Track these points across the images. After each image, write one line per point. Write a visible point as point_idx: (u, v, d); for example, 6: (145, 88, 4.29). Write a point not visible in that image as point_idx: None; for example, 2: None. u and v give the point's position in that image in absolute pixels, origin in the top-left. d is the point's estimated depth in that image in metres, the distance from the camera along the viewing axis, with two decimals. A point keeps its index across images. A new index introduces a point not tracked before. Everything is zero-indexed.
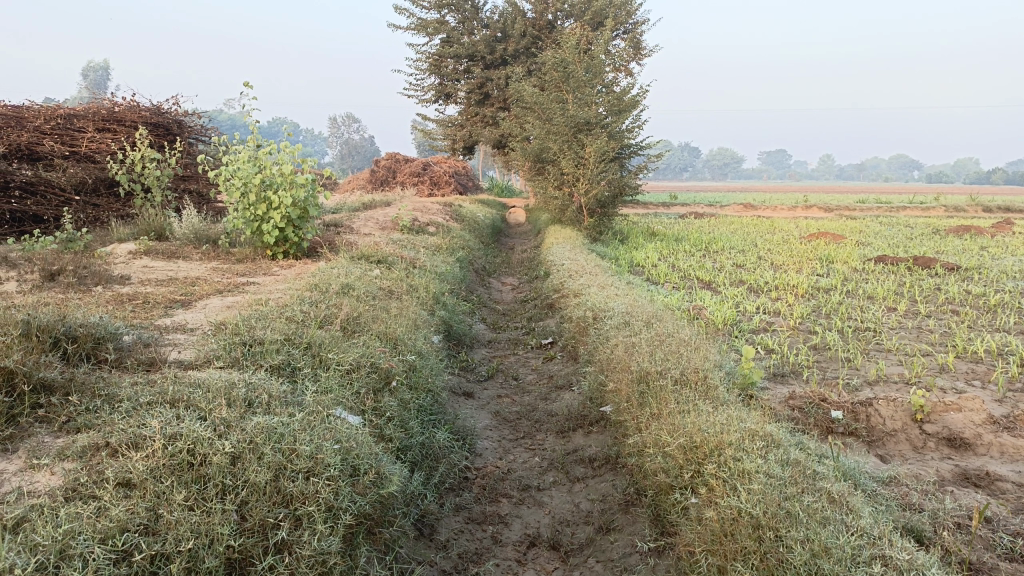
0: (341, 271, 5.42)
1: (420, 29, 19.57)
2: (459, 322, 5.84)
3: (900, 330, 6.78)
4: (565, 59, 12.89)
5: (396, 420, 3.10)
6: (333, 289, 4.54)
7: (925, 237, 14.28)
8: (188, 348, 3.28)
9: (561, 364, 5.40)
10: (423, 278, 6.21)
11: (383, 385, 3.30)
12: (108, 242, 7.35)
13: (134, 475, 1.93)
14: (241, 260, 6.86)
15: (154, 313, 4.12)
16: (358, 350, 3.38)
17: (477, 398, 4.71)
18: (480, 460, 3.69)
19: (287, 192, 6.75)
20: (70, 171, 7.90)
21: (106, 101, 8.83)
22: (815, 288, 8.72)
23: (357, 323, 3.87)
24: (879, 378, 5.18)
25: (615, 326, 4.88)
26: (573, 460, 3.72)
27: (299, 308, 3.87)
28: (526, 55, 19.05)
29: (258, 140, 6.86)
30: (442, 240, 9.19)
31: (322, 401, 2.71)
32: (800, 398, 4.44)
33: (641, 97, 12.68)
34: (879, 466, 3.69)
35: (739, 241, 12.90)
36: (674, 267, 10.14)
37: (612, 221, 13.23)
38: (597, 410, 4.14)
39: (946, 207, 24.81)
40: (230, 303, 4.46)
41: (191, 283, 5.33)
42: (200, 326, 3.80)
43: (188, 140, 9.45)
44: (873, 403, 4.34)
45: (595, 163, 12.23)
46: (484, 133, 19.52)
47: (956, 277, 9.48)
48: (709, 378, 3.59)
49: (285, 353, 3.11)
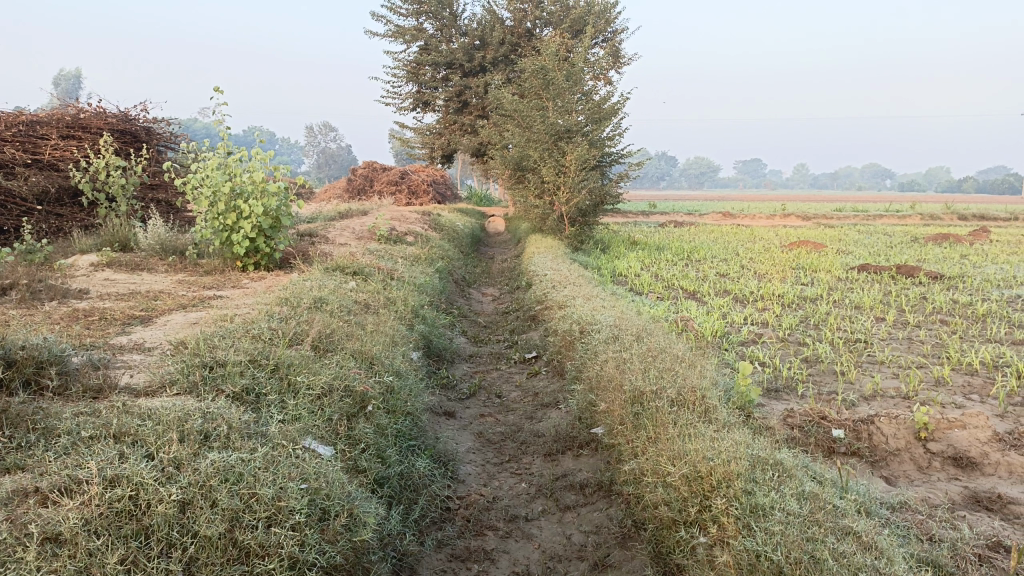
0: (315, 284, 5.15)
1: (397, 37, 19.34)
2: (439, 336, 5.59)
3: (892, 341, 6.61)
4: (544, 67, 12.71)
5: (373, 449, 2.84)
6: (305, 303, 4.27)
7: (904, 245, 14.20)
8: (142, 372, 3.00)
9: (548, 380, 5.16)
10: (401, 289, 5.95)
11: (358, 409, 3.04)
12: (70, 253, 7.03)
13: (64, 529, 1.65)
14: (209, 271, 6.56)
15: (110, 331, 3.83)
16: (331, 371, 3.10)
17: (459, 418, 4.44)
18: (463, 488, 3.42)
19: (258, 201, 6.45)
20: (32, 179, 7.57)
21: (71, 108, 8.51)
22: (801, 298, 8.56)
23: (330, 341, 3.60)
24: (875, 393, 4.98)
25: (604, 340, 4.64)
26: (563, 487, 3.47)
27: (268, 325, 3.59)
28: (504, 63, 18.88)
29: (229, 147, 6.57)
30: (421, 250, 8.92)
31: (289, 433, 2.45)
32: (799, 416, 4.22)
33: (622, 105, 12.52)
34: (886, 489, 3.47)
35: (720, 250, 12.77)
36: (657, 276, 9.95)
37: (593, 230, 13.03)
38: (587, 431, 3.90)
39: (922, 215, 24.88)
40: (195, 319, 4.17)
41: (154, 296, 5.04)
42: (158, 345, 3.53)
43: (157, 147, 9.12)
44: (875, 420, 4.13)
45: (576, 171, 12.04)
46: (462, 142, 19.30)
47: (941, 286, 9.38)
48: (708, 399, 3.36)
49: (249, 376, 2.84)
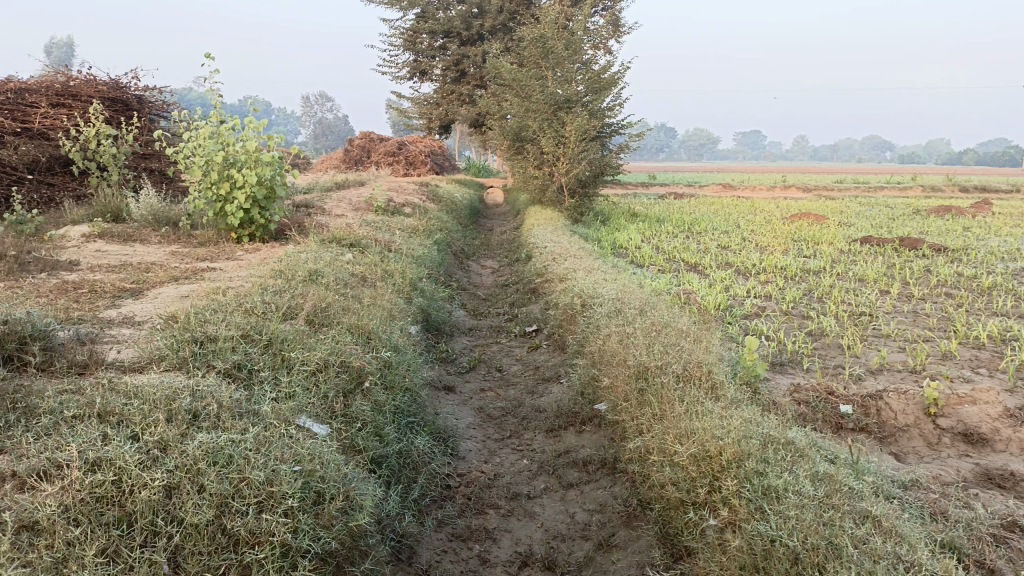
0: (311, 256, 5.03)
1: (394, 4, 19.00)
2: (438, 309, 5.48)
3: (897, 315, 6.51)
4: (544, 35, 12.48)
5: (371, 427, 2.74)
6: (300, 276, 4.15)
7: (906, 217, 14.04)
8: (131, 347, 2.90)
9: (549, 354, 5.06)
10: (399, 262, 5.83)
11: (355, 386, 2.93)
12: (62, 224, 6.91)
13: (42, 518, 1.56)
14: (203, 243, 6.44)
15: (98, 305, 3.72)
16: (326, 346, 2.99)
17: (459, 393, 4.36)
18: (464, 464, 3.34)
19: (252, 170, 6.30)
20: (22, 148, 7.41)
21: (61, 75, 8.32)
22: (804, 271, 8.45)
23: (326, 315, 3.49)
24: (881, 367, 4.88)
25: (607, 314, 4.53)
26: (565, 463, 3.39)
27: (260, 298, 3.48)
28: (503, 31, 18.57)
29: (222, 115, 6.41)
30: (419, 221, 8.79)
31: (282, 411, 2.35)
32: (806, 391, 4.12)
33: (623, 75, 12.30)
34: (896, 467, 3.38)
35: (721, 222, 12.63)
36: (658, 249, 9.83)
37: (593, 201, 12.87)
38: (590, 407, 3.81)
39: (923, 187, 24.70)
40: (187, 292, 4.05)
41: (146, 268, 4.92)
42: (149, 319, 3.43)
43: (150, 116, 8.93)
44: (883, 396, 4.04)
45: (576, 142, 11.86)
46: (460, 112, 19.05)
47: (945, 258, 9.27)
48: (715, 374, 3.27)
49: (241, 352, 2.73)
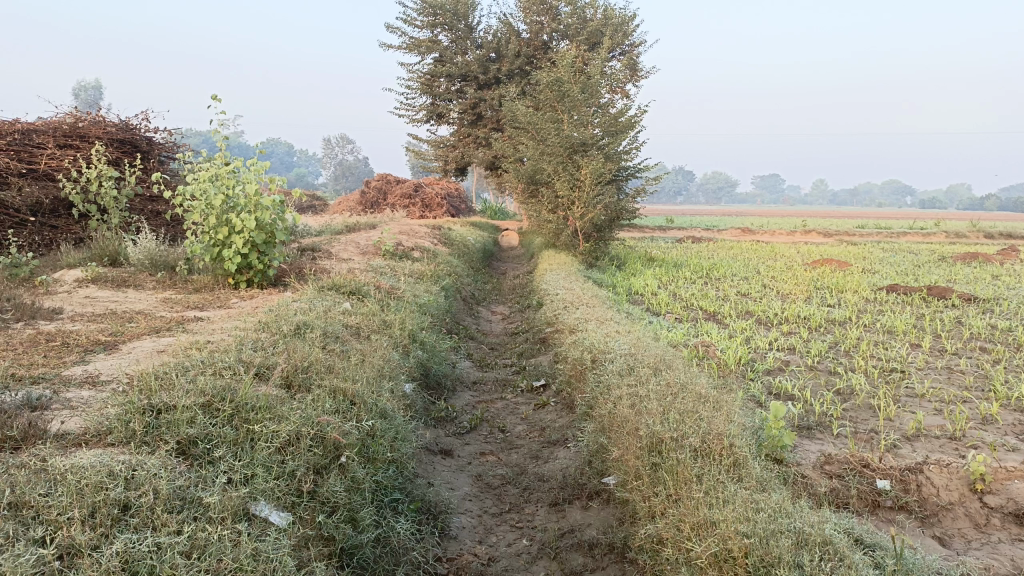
0: (303, 306, 4.75)
1: (412, 48, 19.05)
2: (439, 362, 5.14)
3: (930, 371, 6.10)
4: (560, 78, 12.34)
5: (343, 511, 2.40)
6: (286, 329, 3.85)
7: (932, 264, 13.62)
8: (82, 412, 2.59)
9: (555, 414, 4.70)
10: (400, 311, 5.52)
11: (330, 461, 2.60)
12: (57, 268, 6.70)
13: None
14: (199, 289, 6.20)
15: (65, 360, 3.45)
16: (300, 414, 2.67)
17: (456, 458, 4.01)
18: (454, 547, 2.98)
19: (251, 214, 6.06)
20: (25, 190, 7.27)
21: (70, 116, 8.19)
22: (829, 321, 8.07)
23: (306, 376, 3.17)
24: (918, 433, 4.47)
25: (618, 372, 4.18)
26: (569, 546, 3.02)
27: (235, 357, 3.17)
28: (520, 75, 18.55)
29: (225, 157, 6.21)
30: (428, 266, 8.52)
31: (233, 498, 2.03)
32: (837, 463, 3.71)
33: (640, 118, 12.08)
34: (943, 556, 2.97)
35: (740, 267, 12.29)
36: (675, 295, 9.50)
37: (609, 246, 12.55)
38: (597, 479, 3.45)
39: (947, 232, 24.27)
40: (163, 346, 3.76)
41: (130, 317, 4.67)
42: (114, 378, 3.13)
43: (158, 157, 8.79)
44: (923, 468, 3.64)
45: (591, 185, 11.62)
46: (476, 154, 18.94)
47: (976, 308, 8.86)
48: (737, 449, 2.90)
49: (200, 424, 2.41)
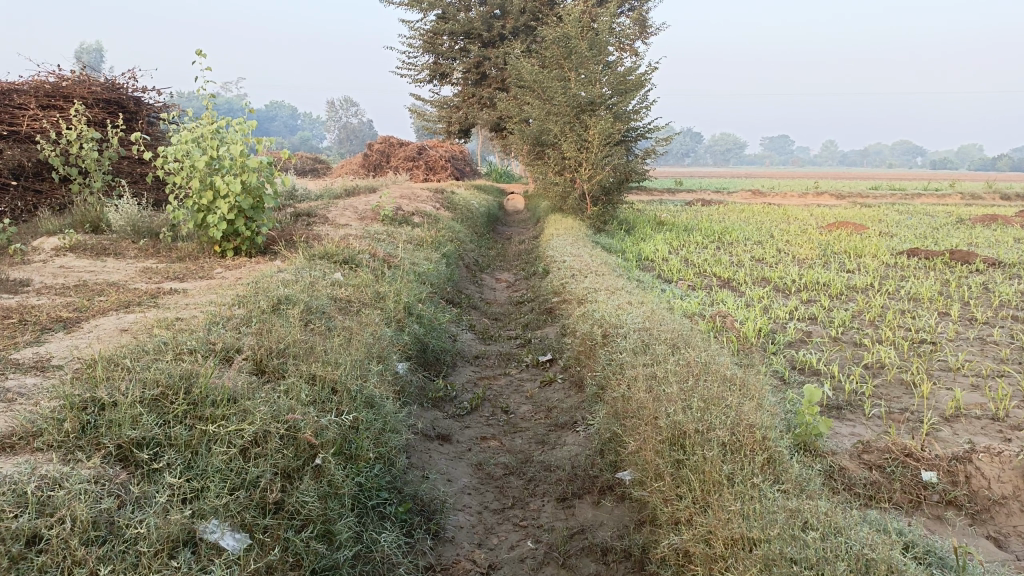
0: (289, 277, 4.36)
1: (414, 5, 18.38)
2: (438, 337, 4.76)
3: (962, 343, 5.70)
4: (567, 34, 11.77)
5: (316, 526, 2.05)
6: (264, 305, 3.47)
7: (951, 227, 13.14)
8: (13, 408, 2.21)
9: (563, 392, 4.34)
10: (396, 281, 5.13)
11: (303, 463, 2.23)
12: (36, 234, 6.33)
13: None
14: (183, 257, 5.83)
15: (17, 341, 3.08)
16: (269, 408, 2.30)
17: (455, 443, 3.66)
18: (449, 553, 2.63)
19: (236, 178, 5.64)
20: (6, 153, 6.88)
21: (52, 75, 7.73)
22: (849, 288, 7.65)
23: (282, 364, 2.79)
24: (958, 413, 4.08)
25: (632, 350, 3.80)
26: (580, 550, 2.67)
27: (201, 339, 2.79)
28: (525, 33, 17.90)
29: (212, 115, 5.79)
30: (428, 231, 8.12)
31: (172, 524, 1.69)
32: (877, 451, 3.32)
33: (650, 76, 11.53)
34: (1005, 563, 2.60)
35: (753, 231, 11.85)
36: (687, 261, 9.10)
37: (618, 209, 12.09)
38: (612, 472, 3.10)
39: (963, 194, 23.61)
40: (129, 324, 3.39)
41: (101, 289, 4.30)
42: (65, 363, 2.76)
43: (147, 118, 8.34)
44: (974, 457, 3.23)
45: (599, 146, 11.13)
46: (480, 116, 18.39)
47: (1002, 273, 8.43)
48: (772, 444, 2.54)
49: (145, 424, 2.04)
